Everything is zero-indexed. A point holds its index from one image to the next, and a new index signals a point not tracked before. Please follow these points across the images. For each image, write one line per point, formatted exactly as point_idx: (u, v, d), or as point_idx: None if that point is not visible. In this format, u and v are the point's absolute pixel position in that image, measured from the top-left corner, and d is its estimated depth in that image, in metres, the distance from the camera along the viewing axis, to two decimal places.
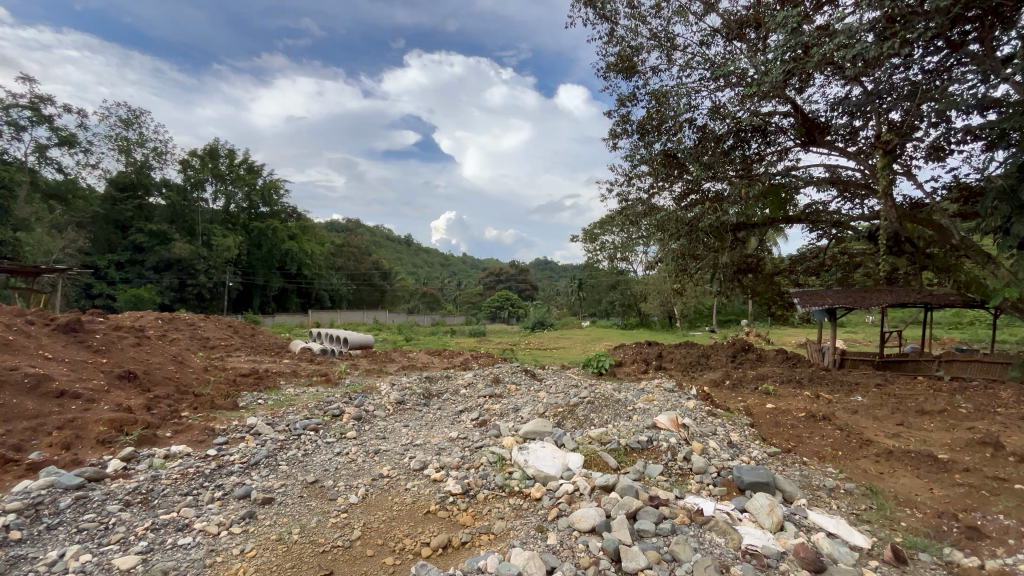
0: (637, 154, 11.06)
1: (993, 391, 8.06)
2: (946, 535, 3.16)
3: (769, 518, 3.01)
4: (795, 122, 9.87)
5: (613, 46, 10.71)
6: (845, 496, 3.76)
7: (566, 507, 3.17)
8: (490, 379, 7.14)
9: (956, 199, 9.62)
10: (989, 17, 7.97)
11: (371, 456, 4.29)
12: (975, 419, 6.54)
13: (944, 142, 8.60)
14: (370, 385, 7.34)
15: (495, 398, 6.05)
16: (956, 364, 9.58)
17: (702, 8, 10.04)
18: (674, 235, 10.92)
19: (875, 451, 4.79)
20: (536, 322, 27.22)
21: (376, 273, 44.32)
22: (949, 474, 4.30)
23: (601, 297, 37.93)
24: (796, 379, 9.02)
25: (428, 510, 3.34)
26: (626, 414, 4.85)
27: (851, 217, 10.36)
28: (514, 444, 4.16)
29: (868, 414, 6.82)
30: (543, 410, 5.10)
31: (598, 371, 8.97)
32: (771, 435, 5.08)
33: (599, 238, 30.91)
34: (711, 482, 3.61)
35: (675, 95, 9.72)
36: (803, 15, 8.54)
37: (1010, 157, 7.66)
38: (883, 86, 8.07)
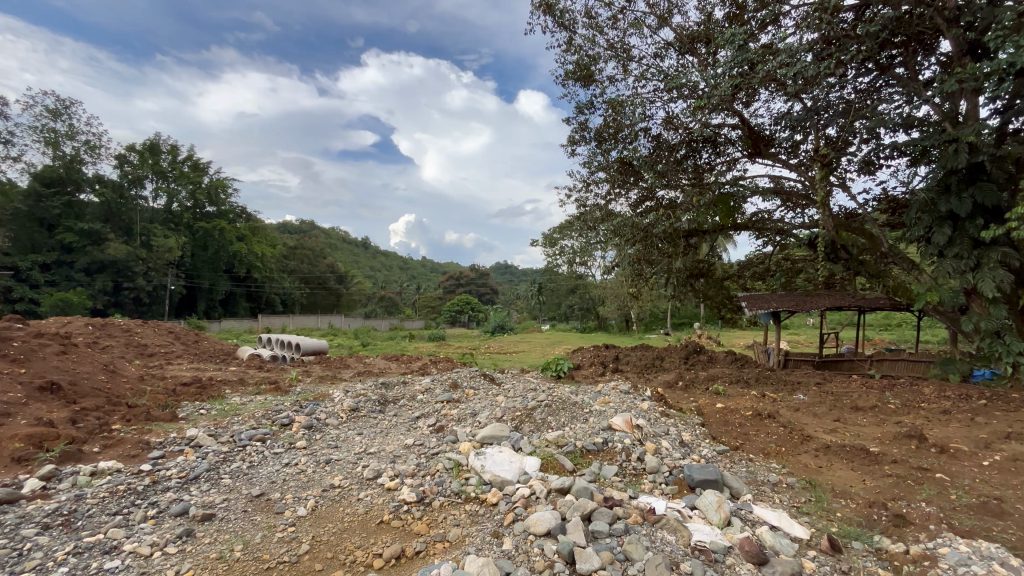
0: (595, 161, 11.31)
1: (918, 387, 8.72)
2: (876, 524, 3.37)
3: (717, 513, 3.12)
4: (742, 135, 10.40)
5: (571, 55, 10.93)
6: (786, 490, 3.96)
7: (522, 512, 3.15)
8: (449, 383, 7.06)
9: (885, 209, 10.40)
10: (912, 43, 8.76)
11: (323, 466, 4.13)
12: (903, 414, 7.05)
13: (874, 157, 9.30)
14: (323, 392, 7.09)
15: (453, 403, 5.99)
16: (885, 363, 10.30)
17: (656, 21, 10.42)
18: (630, 241, 11.14)
19: (815, 446, 5.07)
20: (496, 326, 27.21)
21: (331, 276, 43.04)
22: (879, 466, 4.60)
23: (560, 301, 38.44)
24: (744, 379, 9.43)
25: (382, 520, 3.25)
26: (583, 416, 4.92)
27: (792, 225, 10.99)
28: (471, 450, 4.12)
29: (809, 411, 7.23)
30: (501, 415, 5.10)
31: (556, 374, 9.08)
32: (720, 434, 5.28)
33: (559, 243, 31.35)
34: (663, 482, 3.70)
35: (631, 105, 10.03)
36: (749, 34, 9.02)
37: (931, 173, 8.40)
38: (821, 103, 8.68)
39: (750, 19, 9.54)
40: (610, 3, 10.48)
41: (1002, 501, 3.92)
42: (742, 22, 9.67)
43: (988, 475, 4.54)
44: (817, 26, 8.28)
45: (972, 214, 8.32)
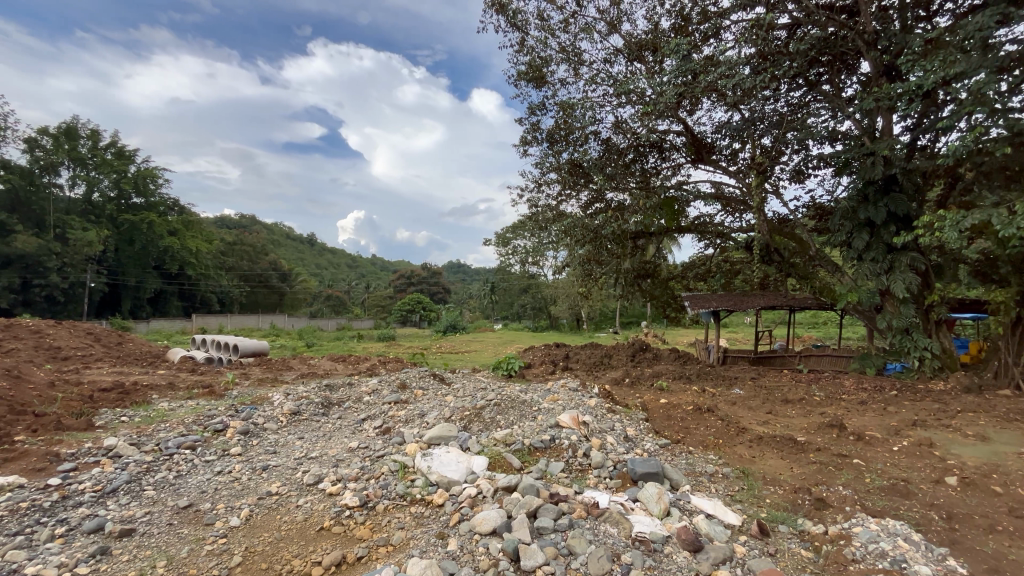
0: (546, 162, 11.45)
1: (839, 380, 9.45)
2: (800, 508, 3.62)
3: (657, 505, 3.23)
4: (686, 141, 10.86)
5: (524, 55, 11.00)
6: (722, 479, 4.17)
7: (468, 511, 3.14)
8: (397, 384, 6.90)
9: (813, 216, 11.19)
10: (836, 62, 9.48)
11: (260, 473, 3.93)
12: (826, 405, 7.62)
13: (804, 167, 9.98)
14: (262, 396, 6.73)
15: (401, 404, 5.87)
16: (812, 358, 11.09)
17: (606, 28, 10.68)
18: (580, 241, 11.33)
19: (749, 437, 5.37)
20: (448, 326, 26.90)
21: (274, 274, 41.05)
22: (805, 454, 4.95)
23: (513, 300, 38.66)
24: (686, 375, 9.87)
25: (322, 527, 3.13)
26: (531, 414, 4.96)
27: (731, 229, 11.59)
28: (417, 451, 4.06)
29: (744, 405, 7.66)
30: (449, 415, 5.05)
31: (507, 373, 9.11)
32: (663, 428, 5.49)
33: (511, 242, 31.44)
34: (608, 476, 3.80)
35: (581, 108, 10.21)
36: (693, 45, 9.44)
37: (852, 183, 9.13)
38: (757, 114, 9.21)
39: (694, 31, 9.98)
40: (561, 7, 10.63)
41: (908, 483, 4.32)
42: (687, 33, 10.09)
43: (896, 459, 4.98)
44: (754, 41, 8.78)
45: (886, 222, 9.12)
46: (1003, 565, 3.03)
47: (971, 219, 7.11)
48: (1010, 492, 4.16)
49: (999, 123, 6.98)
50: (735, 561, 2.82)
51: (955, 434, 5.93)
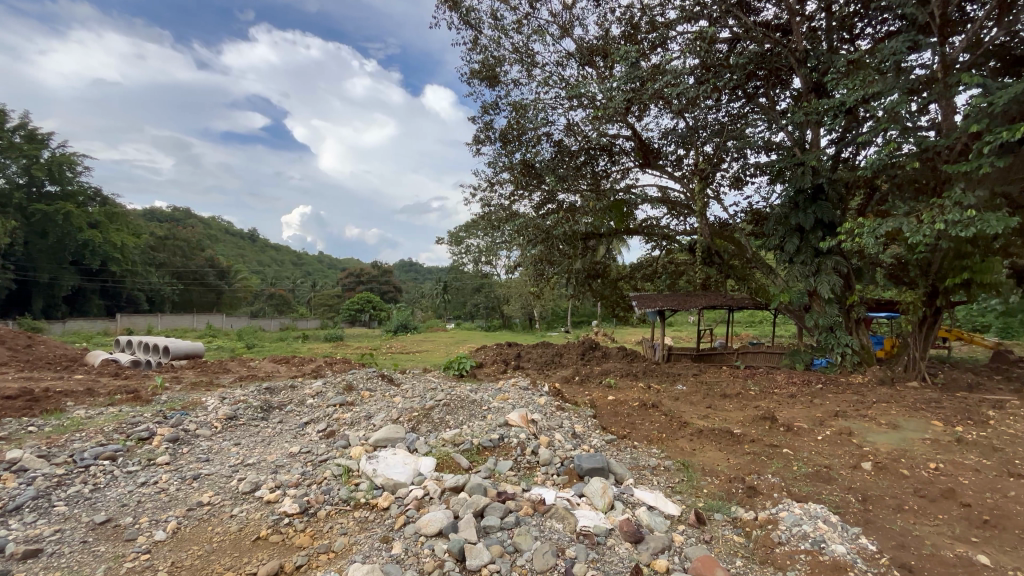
0: (499, 162, 11.47)
1: (772, 375, 10.09)
2: (734, 496, 3.83)
3: (602, 499, 3.31)
4: (634, 146, 11.22)
5: (477, 54, 10.96)
6: (663, 472, 4.35)
7: (414, 514, 3.09)
8: (343, 386, 6.68)
9: (750, 221, 11.87)
10: (772, 77, 10.11)
11: (190, 482, 3.70)
12: (760, 399, 8.10)
13: (742, 174, 10.57)
14: (194, 400, 6.32)
15: (346, 406, 5.69)
16: (748, 355, 11.77)
17: (559, 31, 10.84)
18: (532, 241, 11.44)
19: (690, 431, 5.61)
20: (399, 325, 26.36)
21: (211, 271, 38.68)
22: (740, 445, 5.25)
23: (466, 300, 38.52)
24: (633, 372, 10.22)
25: (258, 536, 2.99)
26: (481, 414, 4.95)
27: (676, 232, 12.09)
28: (363, 454, 3.96)
29: (686, 400, 8.02)
30: (397, 416, 4.96)
31: (458, 373, 9.07)
32: (610, 424, 5.65)
33: (464, 241, 31.26)
34: (555, 472, 3.85)
35: (534, 109, 10.33)
36: (641, 53, 9.76)
37: (785, 190, 9.77)
38: (700, 122, 9.66)
39: (643, 39, 10.32)
40: (515, 7, 10.69)
41: (829, 469, 4.68)
42: (635, 41, 10.42)
43: (820, 447, 5.38)
44: (698, 53, 9.20)
45: (814, 228, 9.81)
46: (908, 541, 3.35)
47: (886, 226, 7.79)
48: (915, 474, 4.60)
49: (910, 140, 7.68)
50: (673, 550, 2.93)
51: (871, 423, 6.48)
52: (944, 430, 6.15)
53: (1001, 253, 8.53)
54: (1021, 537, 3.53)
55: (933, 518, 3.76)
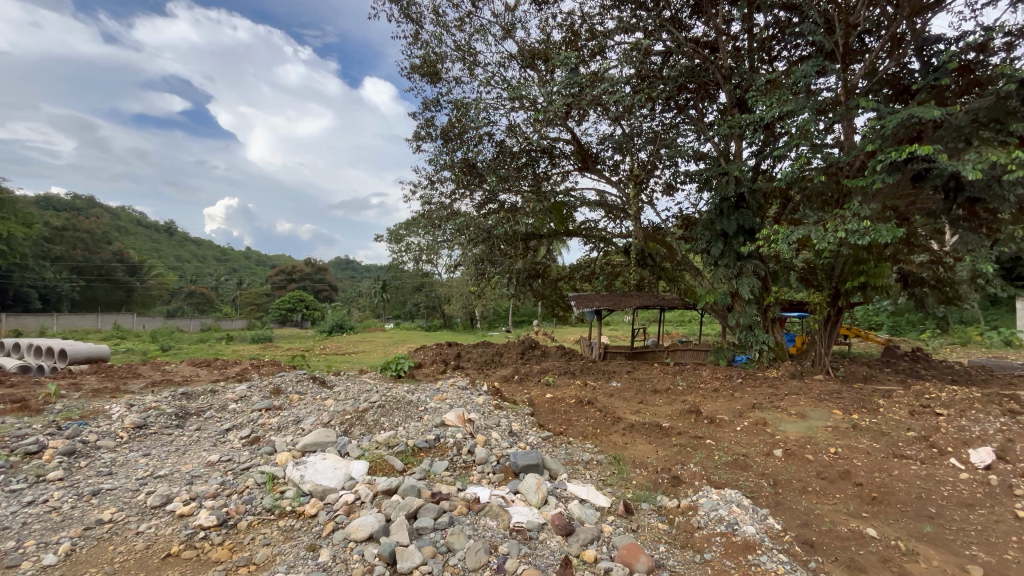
0: (440, 160, 11.35)
1: (698, 371, 10.74)
2: (659, 486, 4.05)
3: (535, 494, 3.37)
4: (574, 150, 11.52)
5: (418, 49, 10.77)
6: (596, 466, 4.51)
7: (343, 519, 3.00)
8: (270, 389, 6.33)
9: (680, 225, 12.53)
10: (701, 91, 10.74)
11: (88, 499, 3.34)
12: (687, 394, 8.60)
13: (674, 180, 11.13)
14: (97, 408, 5.73)
15: (273, 410, 5.40)
16: (677, 352, 12.46)
17: (501, 32, 10.90)
18: (474, 241, 11.41)
19: (623, 425, 5.86)
20: (335, 325, 25.32)
21: (119, 267, 35.24)
22: (668, 438, 5.54)
23: (405, 299, 37.78)
24: (570, 370, 10.50)
25: (169, 553, 2.77)
26: (417, 414, 4.88)
27: (612, 234, 12.50)
28: (290, 460, 3.78)
29: (620, 396, 8.36)
30: (328, 419, 4.77)
31: (396, 374, 8.89)
32: (547, 421, 5.79)
33: (404, 239, 30.64)
34: (491, 471, 3.87)
35: (475, 109, 10.30)
36: (581, 59, 10.03)
37: (712, 198, 10.42)
38: (635, 129, 10.08)
39: (582, 46, 10.61)
40: (457, 5, 10.60)
41: (746, 457, 5.06)
42: (576, 48, 10.69)
43: (739, 437, 5.79)
44: (633, 63, 9.61)
45: (736, 233, 10.55)
46: (811, 519, 3.70)
47: (796, 234, 8.52)
48: (817, 458, 5.09)
49: (818, 155, 8.45)
50: (602, 540, 3.04)
51: (783, 413, 7.07)
52: (842, 418, 6.84)
53: (891, 260, 9.61)
54: (902, 510, 4.01)
55: (832, 497, 4.18)
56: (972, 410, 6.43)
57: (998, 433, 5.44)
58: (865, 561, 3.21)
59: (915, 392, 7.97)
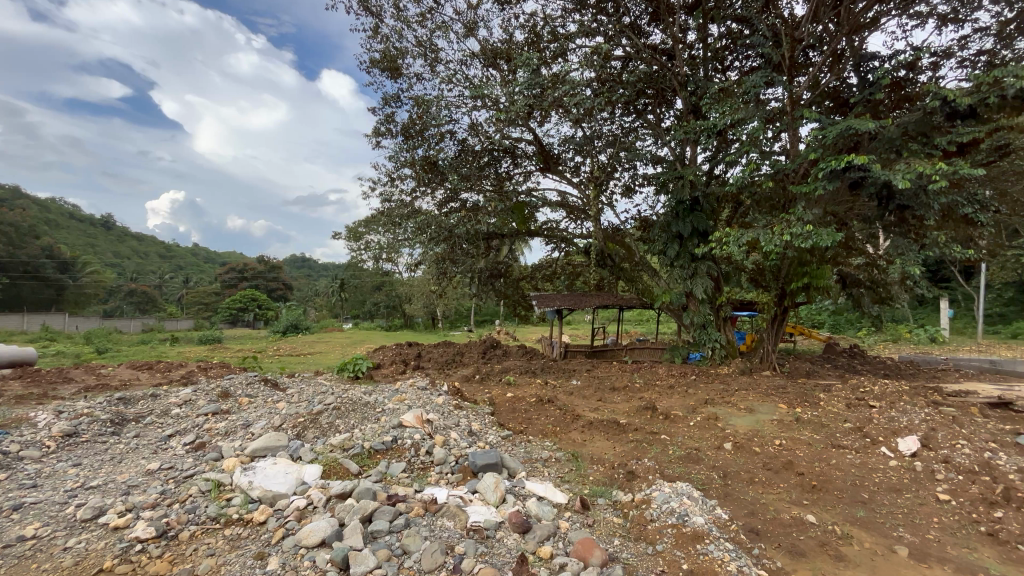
0: (400, 157, 11.17)
1: (654, 369, 11.07)
2: (616, 481, 4.15)
3: (493, 493, 3.37)
4: (536, 151, 11.60)
5: (377, 43, 10.56)
6: (555, 463, 4.57)
7: (294, 525, 2.91)
8: (217, 392, 6.03)
9: (639, 227, 12.85)
10: (658, 96, 11.05)
11: (8, 515, 3.08)
12: (644, 391, 8.84)
13: (632, 183, 11.41)
14: (20, 416, 5.28)
15: (220, 415, 5.15)
16: (635, 350, 12.78)
17: (464, 29, 10.83)
18: (435, 240, 11.29)
19: (582, 423, 5.96)
20: (289, 326, 24.40)
21: (49, 263, 32.68)
22: (625, 434, 5.67)
23: (365, 298, 36.96)
24: (531, 369, 10.57)
25: (101, 569, 2.59)
26: (374, 416, 4.78)
27: (573, 234, 12.66)
28: (237, 466, 3.63)
29: (580, 394, 8.50)
30: (280, 423, 4.60)
31: (354, 375, 8.66)
32: (508, 420, 5.81)
33: (364, 237, 29.96)
34: (449, 471, 3.84)
35: (437, 106, 10.20)
36: (543, 61, 10.10)
37: (668, 200, 10.75)
38: (595, 132, 10.24)
39: (544, 48, 10.70)
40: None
41: (698, 450, 5.25)
42: (538, 49, 10.76)
43: (692, 432, 6.00)
44: (594, 67, 9.78)
45: (691, 235, 10.94)
46: (757, 508, 3.89)
47: (746, 237, 8.92)
48: (764, 450, 5.34)
49: (766, 162, 8.87)
50: (558, 536, 3.08)
51: (732, 408, 7.40)
52: (787, 411, 7.22)
53: (831, 262, 10.21)
54: (838, 497, 4.28)
55: (776, 487, 4.40)
56: (901, 402, 6.93)
57: (923, 422, 5.89)
58: (804, 546, 3.41)
59: (852, 386, 8.51)
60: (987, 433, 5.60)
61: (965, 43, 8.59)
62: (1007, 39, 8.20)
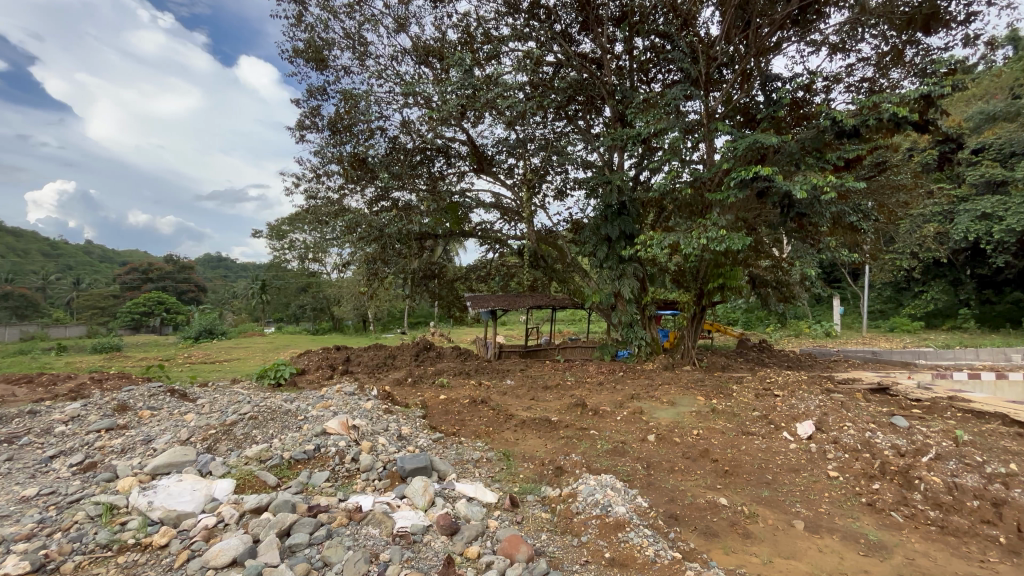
0: (327, 152, 10.71)
1: (585, 367, 11.43)
2: (545, 477, 4.24)
3: (422, 497, 3.31)
4: (469, 151, 11.57)
5: (301, 32, 10.05)
6: (486, 463, 4.59)
7: (201, 546, 2.69)
8: (113, 406, 5.43)
9: (571, 229, 13.19)
10: (588, 103, 11.44)
11: None
12: (575, 388, 9.10)
13: (564, 186, 11.70)
14: None
15: (116, 431, 4.65)
16: (567, 349, 13.11)
17: (395, 24, 10.59)
18: (365, 240, 10.94)
19: (514, 422, 6.03)
20: (202, 330, 22.51)
21: None
22: (556, 431, 5.80)
23: (289, 301, 34.95)
24: (465, 371, 10.53)
25: None
26: (296, 424, 4.53)
27: (507, 236, 12.75)
28: (135, 486, 3.30)
29: (513, 394, 8.60)
30: (187, 437, 4.23)
31: (275, 382, 8.17)
32: (440, 423, 5.75)
33: (288, 236, 28.34)
34: (377, 477, 3.72)
35: (366, 102, 9.89)
36: (476, 61, 10.10)
37: (598, 204, 11.15)
38: (528, 135, 10.40)
39: (477, 49, 10.71)
40: None
41: (624, 443, 5.50)
42: (471, 49, 10.75)
43: (618, 426, 6.27)
44: (526, 71, 9.92)
45: (619, 238, 11.44)
46: (676, 495, 4.14)
47: (668, 240, 9.48)
48: (683, 440, 5.69)
49: (686, 170, 9.46)
50: (485, 536, 3.09)
51: (656, 401, 7.83)
52: (704, 402, 7.75)
53: (742, 264, 11.09)
54: (746, 479, 4.66)
55: (693, 474, 4.71)
56: (800, 391, 7.69)
57: (817, 408, 6.56)
58: (717, 526, 3.68)
59: (760, 377, 9.29)
60: (868, 415, 6.36)
61: (851, 70, 9.71)
62: (884, 69, 9.35)
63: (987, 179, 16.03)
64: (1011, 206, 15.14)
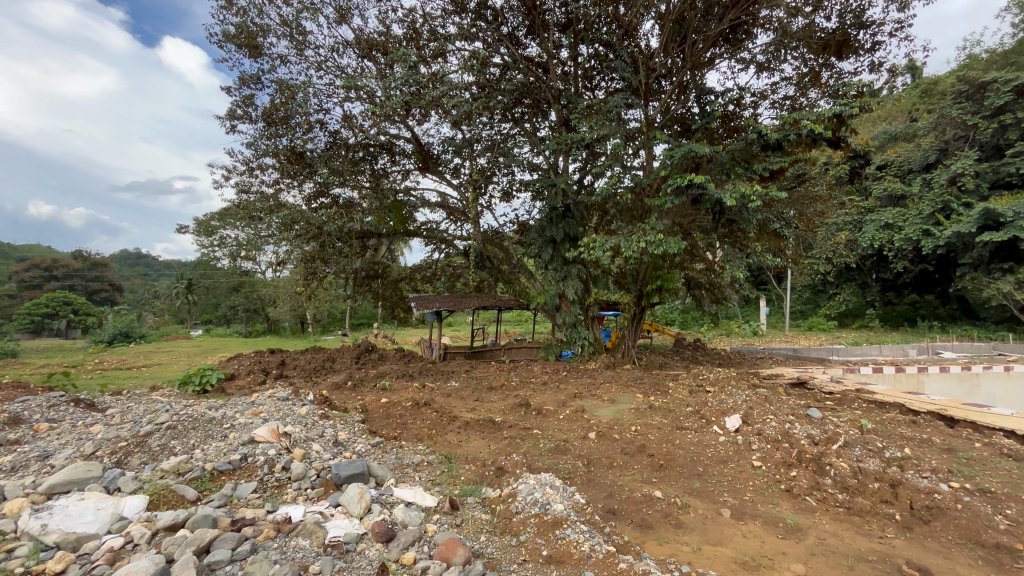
0: (260, 144, 10.14)
1: (530, 367, 11.52)
2: (487, 478, 4.23)
3: (357, 504, 3.20)
4: (414, 149, 11.37)
5: (233, 16, 9.46)
6: (426, 467, 4.51)
7: (106, 569, 2.45)
8: (3, 419, 4.83)
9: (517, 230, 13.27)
10: (535, 107, 11.57)
11: None
12: (520, 388, 9.17)
13: (510, 187, 11.76)
14: None
15: (5, 448, 4.13)
16: (513, 350, 13.17)
17: (337, 15, 10.22)
18: (303, 237, 10.46)
19: (458, 424, 5.97)
20: (118, 333, 20.60)
21: None
22: (500, 431, 5.80)
23: (219, 301, 32.72)
24: (409, 373, 10.33)
25: None
26: (220, 433, 4.24)
27: (453, 236, 12.63)
28: (27, 508, 2.95)
29: (458, 395, 8.53)
30: (93, 451, 3.84)
31: (201, 389, 7.61)
32: (381, 427, 5.59)
33: (218, 232, 26.55)
34: (309, 486, 3.56)
35: (304, 93, 9.47)
36: (421, 59, 9.93)
37: (543, 206, 11.29)
38: (474, 135, 10.36)
39: (423, 46, 10.54)
40: None
41: (566, 442, 5.58)
42: (416, 46, 10.58)
43: (561, 425, 6.37)
44: (472, 70, 9.88)
45: (563, 240, 11.66)
46: (614, 490, 4.27)
47: (610, 243, 9.76)
48: (622, 437, 5.88)
49: (627, 176, 9.80)
50: (422, 540, 3.03)
51: (597, 399, 8.06)
52: (642, 400, 8.05)
53: (678, 267, 11.63)
54: (680, 472, 4.89)
55: (630, 469, 4.88)
56: (729, 386, 8.17)
57: (744, 401, 6.98)
58: (651, 518, 3.83)
59: (693, 374, 9.79)
60: (787, 408, 6.86)
61: (775, 88, 10.46)
62: (803, 88, 10.14)
63: (889, 193, 17.83)
64: (908, 217, 16.94)
